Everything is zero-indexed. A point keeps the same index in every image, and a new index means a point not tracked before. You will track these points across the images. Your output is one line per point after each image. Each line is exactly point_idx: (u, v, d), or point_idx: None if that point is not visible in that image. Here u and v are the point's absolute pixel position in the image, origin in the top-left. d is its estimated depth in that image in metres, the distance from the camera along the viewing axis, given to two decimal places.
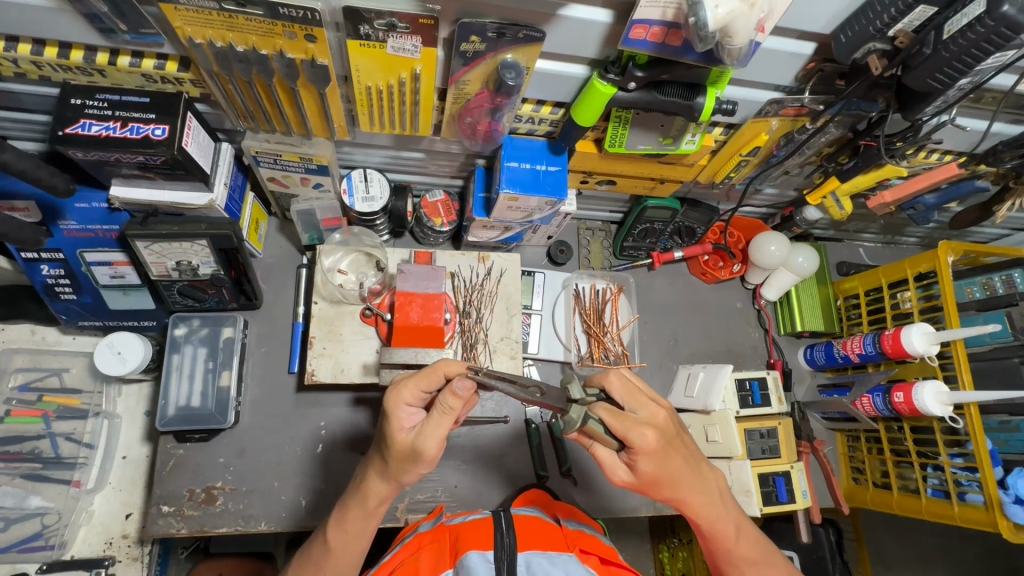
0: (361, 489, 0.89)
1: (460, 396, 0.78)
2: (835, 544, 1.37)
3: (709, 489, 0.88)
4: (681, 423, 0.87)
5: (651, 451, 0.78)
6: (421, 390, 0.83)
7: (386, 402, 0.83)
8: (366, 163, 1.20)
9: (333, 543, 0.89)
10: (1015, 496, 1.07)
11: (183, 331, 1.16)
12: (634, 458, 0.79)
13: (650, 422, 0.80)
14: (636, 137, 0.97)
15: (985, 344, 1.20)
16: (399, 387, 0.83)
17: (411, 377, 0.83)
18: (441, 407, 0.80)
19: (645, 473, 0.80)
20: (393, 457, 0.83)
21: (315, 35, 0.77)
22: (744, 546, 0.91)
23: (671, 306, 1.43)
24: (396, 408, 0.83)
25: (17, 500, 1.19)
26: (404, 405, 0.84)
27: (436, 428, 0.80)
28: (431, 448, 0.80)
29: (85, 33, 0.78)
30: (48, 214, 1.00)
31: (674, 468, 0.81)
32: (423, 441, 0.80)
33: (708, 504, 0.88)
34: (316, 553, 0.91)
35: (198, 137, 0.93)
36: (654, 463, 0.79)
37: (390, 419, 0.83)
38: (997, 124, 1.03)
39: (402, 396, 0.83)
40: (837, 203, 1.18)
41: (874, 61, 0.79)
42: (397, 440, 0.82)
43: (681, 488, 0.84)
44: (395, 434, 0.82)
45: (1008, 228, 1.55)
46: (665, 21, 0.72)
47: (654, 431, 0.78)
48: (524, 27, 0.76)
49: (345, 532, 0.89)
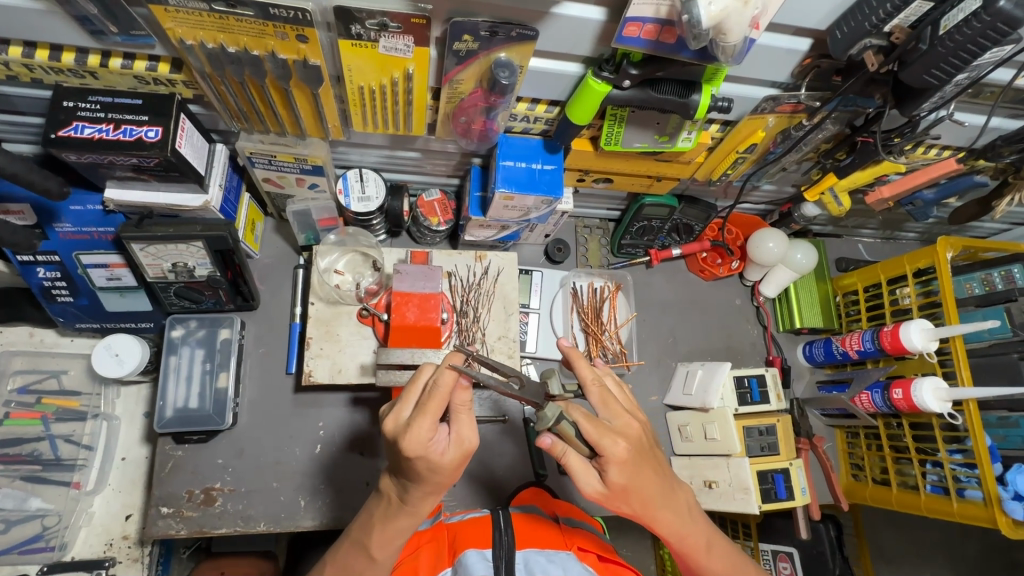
0: (406, 503, 0.83)
1: (468, 386, 0.77)
2: (835, 540, 1.35)
3: (679, 505, 0.87)
4: (655, 438, 0.86)
5: (621, 461, 0.77)
6: (434, 418, 0.75)
7: (413, 451, 0.73)
8: (361, 163, 1.19)
9: (379, 558, 0.85)
10: (1014, 493, 1.08)
11: (180, 333, 1.16)
12: (604, 467, 0.77)
13: (622, 432, 0.79)
14: (632, 135, 0.97)
15: (983, 339, 1.20)
16: (418, 430, 0.73)
17: (421, 413, 0.74)
18: (461, 408, 0.77)
19: (616, 484, 0.78)
20: (444, 477, 0.78)
21: (306, 35, 0.76)
22: (714, 559, 0.90)
23: (669, 304, 1.43)
24: (427, 447, 0.74)
25: (18, 502, 1.19)
26: (429, 440, 0.74)
27: (469, 426, 0.78)
28: (475, 440, 0.79)
29: (76, 35, 0.77)
30: (44, 217, 0.99)
31: (644, 480, 0.80)
32: (468, 444, 0.78)
33: (678, 521, 0.87)
34: (357, 563, 0.86)
35: (192, 138, 0.92)
36: (626, 474, 0.78)
37: (428, 461, 0.75)
38: (995, 119, 1.02)
39: (425, 435, 0.74)
40: (836, 199, 1.18)
41: (869, 56, 0.80)
42: (447, 466, 0.76)
43: (651, 501, 0.82)
44: (442, 464, 0.76)
45: (1008, 223, 1.54)
46: (659, 18, 0.71)
47: (626, 441, 0.78)
48: (517, 26, 0.75)
49: (391, 546, 0.85)
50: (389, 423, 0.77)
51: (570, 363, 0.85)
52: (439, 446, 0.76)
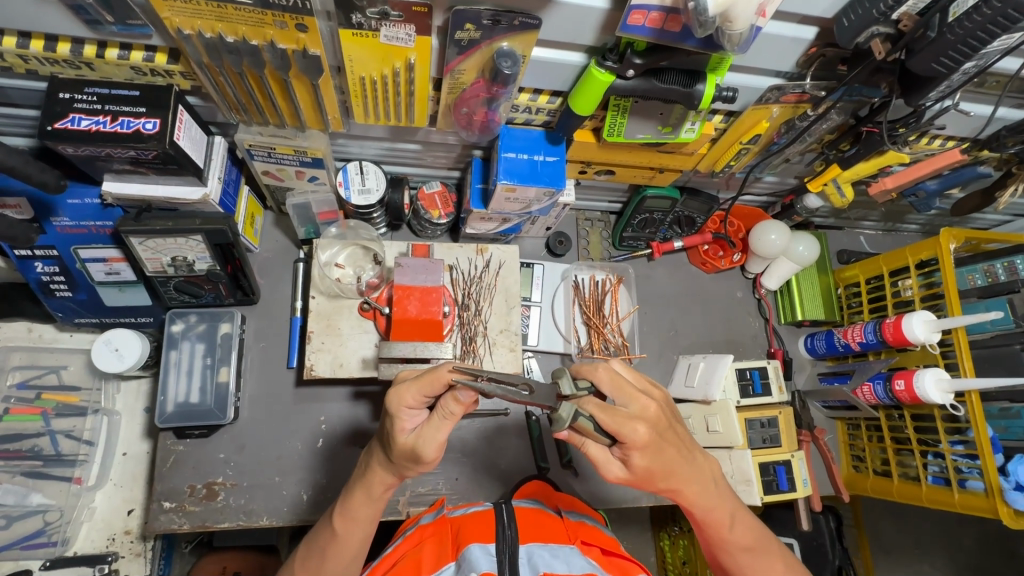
0: (365, 476, 0.86)
1: (463, 401, 0.75)
2: (835, 532, 1.40)
3: (705, 479, 0.85)
4: (675, 414, 0.84)
5: (643, 446, 0.76)
6: (422, 395, 0.76)
7: (388, 402, 0.77)
8: (361, 155, 1.18)
9: (339, 532, 0.86)
10: (1015, 483, 1.06)
11: (180, 327, 1.15)
12: (627, 453, 0.77)
13: (641, 416, 0.76)
14: (634, 127, 0.96)
15: (987, 330, 1.19)
16: (402, 390, 0.76)
17: (416, 379, 0.76)
18: (442, 411, 0.76)
19: (639, 468, 0.78)
20: (393, 453, 0.80)
21: (306, 24, 0.75)
22: (738, 532, 0.90)
23: (671, 297, 1.42)
24: (400, 410, 0.77)
25: (19, 497, 1.19)
26: (404, 406, 0.77)
27: (435, 431, 0.77)
28: (428, 454, 0.77)
29: (72, 25, 0.76)
30: (41, 210, 0.98)
31: (668, 459, 0.79)
32: (422, 447, 0.77)
33: (704, 494, 0.85)
34: (324, 540, 0.87)
35: (190, 131, 0.91)
36: (648, 456, 0.77)
37: (393, 420, 0.78)
38: (1001, 109, 1.01)
39: (405, 399, 0.77)
40: (838, 190, 1.17)
41: (876, 45, 0.79)
42: (397, 442, 0.78)
43: (677, 478, 0.81)
44: (397, 435, 0.78)
45: (1009, 214, 1.53)
46: (664, 6, 0.70)
47: (646, 425, 0.75)
48: (519, 14, 0.74)
49: (352, 520, 0.86)
50: (403, 372, 0.83)
51: (579, 372, 0.81)
52: (408, 420, 0.78)
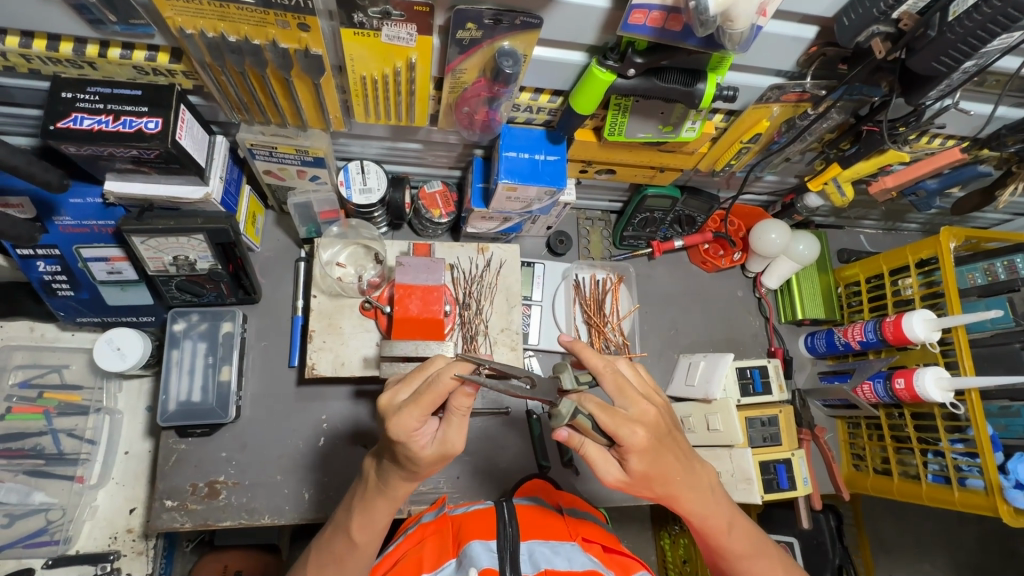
0: (386, 486, 0.85)
1: (471, 393, 0.76)
2: (835, 531, 1.40)
3: (702, 486, 0.86)
4: (675, 421, 0.84)
5: (641, 450, 0.76)
6: (426, 411, 0.75)
7: (396, 435, 0.75)
8: (362, 155, 1.18)
9: (359, 541, 0.86)
10: (1015, 481, 1.08)
11: (182, 326, 1.15)
12: (625, 456, 0.77)
13: (640, 420, 0.77)
14: (635, 125, 0.97)
15: (986, 329, 1.20)
16: (404, 418, 0.74)
17: (414, 402, 0.74)
18: (456, 410, 0.77)
19: (636, 472, 0.78)
20: (417, 468, 0.79)
21: (308, 23, 0.75)
22: (734, 539, 0.90)
23: (671, 296, 1.42)
24: (411, 436, 0.75)
25: (22, 496, 1.19)
26: (413, 431, 0.75)
27: (459, 427, 0.78)
28: (459, 445, 0.79)
29: (74, 25, 0.76)
30: (43, 210, 0.98)
31: (665, 465, 0.79)
32: (451, 446, 0.78)
33: (701, 500, 0.86)
34: (339, 546, 0.87)
35: (192, 130, 0.92)
36: (645, 461, 0.77)
37: (406, 448, 0.76)
38: (1001, 108, 1.02)
39: (411, 425, 0.75)
40: (839, 189, 1.17)
41: (877, 44, 0.79)
42: (422, 459, 0.77)
43: (673, 485, 0.82)
44: (419, 456, 0.77)
45: (1009, 213, 1.54)
46: (665, 6, 0.70)
47: (645, 429, 0.76)
48: (521, 13, 0.75)
49: (371, 530, 0.86)
50: (384, 398, 0.79)
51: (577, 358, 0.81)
52: (423, 437, 0.77)
